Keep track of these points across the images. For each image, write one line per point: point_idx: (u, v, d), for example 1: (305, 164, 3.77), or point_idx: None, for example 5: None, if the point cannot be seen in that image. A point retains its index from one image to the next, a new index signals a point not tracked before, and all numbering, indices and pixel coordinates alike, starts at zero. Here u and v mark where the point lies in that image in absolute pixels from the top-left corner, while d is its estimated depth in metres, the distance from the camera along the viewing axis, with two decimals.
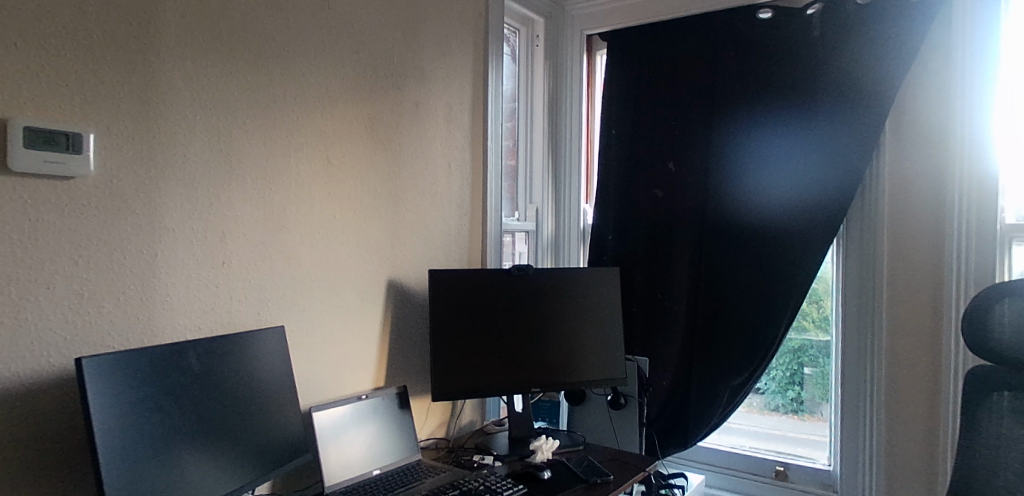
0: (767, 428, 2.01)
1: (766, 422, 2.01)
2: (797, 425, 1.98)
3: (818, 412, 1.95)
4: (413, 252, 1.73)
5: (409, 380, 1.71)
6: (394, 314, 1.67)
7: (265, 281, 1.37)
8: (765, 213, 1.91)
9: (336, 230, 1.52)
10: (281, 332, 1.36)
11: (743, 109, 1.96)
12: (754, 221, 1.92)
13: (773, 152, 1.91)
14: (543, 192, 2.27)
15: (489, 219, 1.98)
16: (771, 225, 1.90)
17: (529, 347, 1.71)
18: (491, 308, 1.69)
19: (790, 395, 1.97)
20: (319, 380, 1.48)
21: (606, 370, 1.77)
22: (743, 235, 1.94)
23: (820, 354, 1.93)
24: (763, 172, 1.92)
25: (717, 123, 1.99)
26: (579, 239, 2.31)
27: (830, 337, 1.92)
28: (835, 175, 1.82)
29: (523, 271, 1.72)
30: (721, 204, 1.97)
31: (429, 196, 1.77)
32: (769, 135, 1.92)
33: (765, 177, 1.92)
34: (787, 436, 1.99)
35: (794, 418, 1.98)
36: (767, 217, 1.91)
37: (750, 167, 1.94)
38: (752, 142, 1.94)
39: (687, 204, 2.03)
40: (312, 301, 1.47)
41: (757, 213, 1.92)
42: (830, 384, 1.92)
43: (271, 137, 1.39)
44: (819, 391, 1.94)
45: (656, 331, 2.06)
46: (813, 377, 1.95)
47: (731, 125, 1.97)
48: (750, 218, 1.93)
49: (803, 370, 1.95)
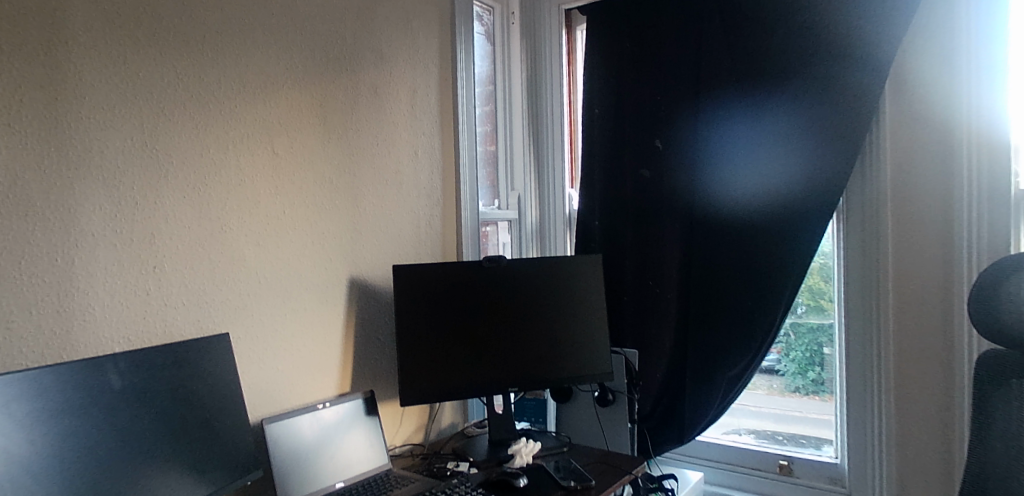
0: (780, 414, 1.87)
1: (788, 404, 1.86)
2: (820, 407, 1.83)
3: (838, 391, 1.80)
4: (378, 247, 1.62)
5: (378, 384, 1.61)
6: (357, 314, 1.56)
7: (205, 285, 1.27)
8: (737, 194, 1.81)
9: (286, 227, 1.41)
10: (227, 341, 1.26)
11: (717, 82, 1.84)
12: (727, 204, 1.82)
13: (755, 127, 1.79)
14: (524, 178, 2.15)
15: (464, 208, 1.86)
16: (760, 204, 1.77)
17: (506, 344, 1.60)
18: (463, 302, 1.58)
19: (810, 376, 1.83)
20: (272, 389, 1.38)
21: (590, 365, 1.65)
22: (735, 215, 1.81)
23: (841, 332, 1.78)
24: (732, 152, 1.82)
25: (691, 99, 1.88)
26: (565, 225, 2.16)
27: (831, 319, 1.79)
28: (808, 152, 1.71)
29: (495, 262, 1.60)
30: (710, 184, 1.84)
31: (393, 187, 1.66)
32: (737, 112, 1.81)
33: (744, 155, 1.80)
34: (809, 418, 1.85)
35: (816, 399, 1.83)
36: (759, 195, 1.77)
37: (740, 143, 1.80)
38: (720, 119, 1.83)
39: (674, 184, 1.90)
40: (262, 305, 1.36)
41: (729, 194, 1.82)
42: None
43: (206, 129, 1.27)
44: None
45: (647, 321, 1.93)
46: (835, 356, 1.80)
47: (702, 102, 1.86)
48: (741, 197, 1.80)
49: (823, 349, 1.80)
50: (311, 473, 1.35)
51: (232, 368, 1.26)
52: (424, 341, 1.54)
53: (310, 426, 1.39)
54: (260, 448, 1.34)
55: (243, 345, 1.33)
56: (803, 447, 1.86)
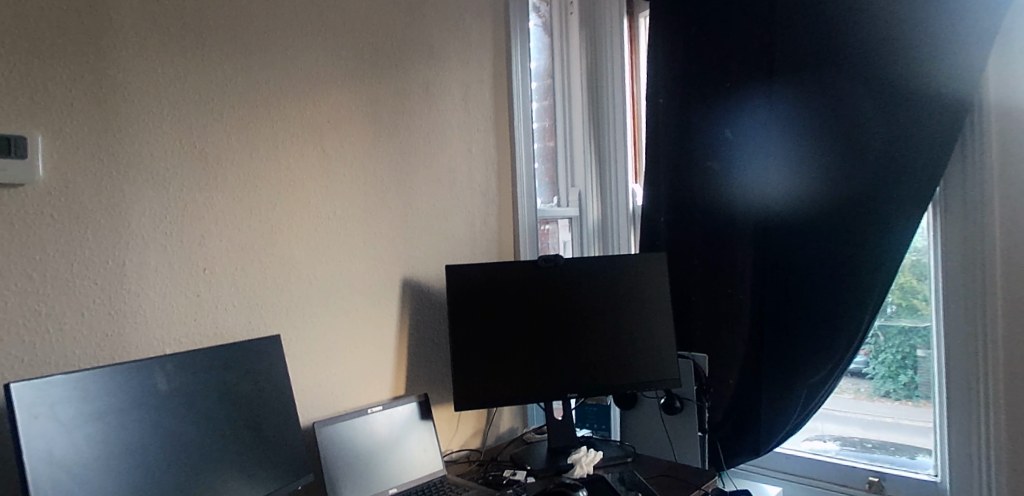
0: (870, 421, 1.72)
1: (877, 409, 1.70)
2: (912, 414, 1.66)
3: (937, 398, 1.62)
4: (430, 247, 1.57)
5: (434, 387, 1.56)
6: (411, 316, 1.52)
7: (255, 287, 1.25)
8: (748, 198, 1.77)
9: (334, 227, 1.38)
10: (277, 344, 1.24)
11: (735, 84, 1.80)
12: (739, 209, 1.79)
13: (764, 130, 1.75)
14: (585, 174, 2.07)
15: (520, 206, 1.79)
16: (831, 197, 1.64)
17: (565, 348, 1.52)
18: (519, 303, 1.51)
19: (901, 380, 1.67)
20: (325, 392, 1.35)
21: (656, 370, 1.55)
22: (786, 219, 1.70)
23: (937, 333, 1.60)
24: (744, 155, 1.79)
25: (708, 103, 1.85)
26: (628, 223, 2.04)
27: (923, 321, 1.62)
28: (817, 155, 1.66)
29: (552, 261, 1.53)
30: (785, 177, 1.71)
31: (446, 185, 1.61)
32: (748, 116, 1.78)
33: (755, 159, 1.77)
34: (901, 425, 1.68)
35: (908, 406, 1.66)
36: (842, 187, 1.62)
37: (819, 131, 1.66)
38: (732, 123, 1.80)
39: (731, 185, 1.80)
40: (313, 307, 1.34)
41: (740, 199, 1.78)
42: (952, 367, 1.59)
43: (254, 129, 1.26)
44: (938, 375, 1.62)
45: (718, 324, 1.80)
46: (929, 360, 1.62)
47: (716, 106, 1.83)
48: (821, 189, 1.65)
49: (916, 352, 1.64)
50: (361, 477, 1.31)
51: (283, 371, 1.24)
52: (478, 344, 1.49)
53: (362, 431, 1.35)
54: (312, 452, 1.32)
55: (294, 348, 1.30)
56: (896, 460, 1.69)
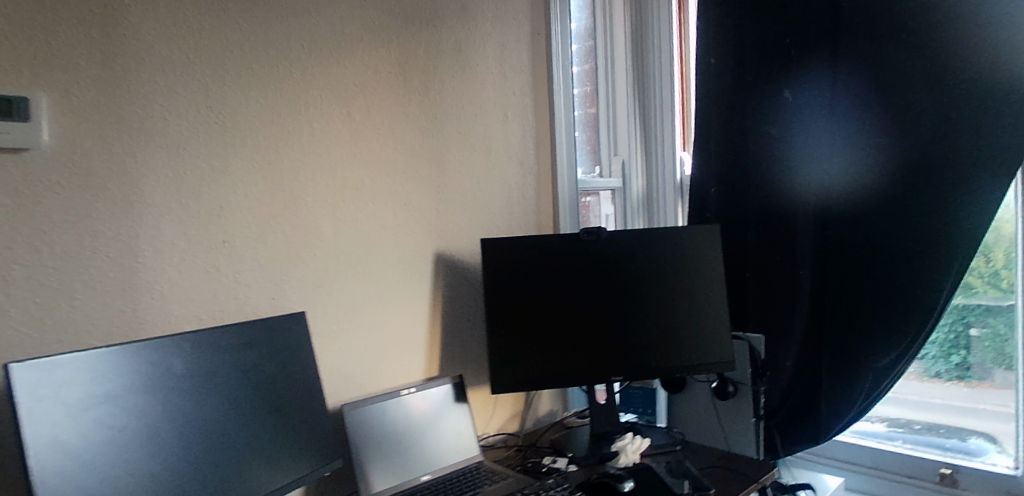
0: (946, 403, 1.58)
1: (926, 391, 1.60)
2: (964, 394, 1.56)
3: (989, 378, 1.53)
4: (464, 220, 1.47)
5: (469, 367, 1.48)
6: (444, 293, 1.43)
7: (279, 262, 1.17)
8: (807, 175, 1.63)
9: (362, 198, 1.29)
10: (302, 322, 1.16)
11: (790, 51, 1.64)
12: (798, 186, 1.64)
13: (826, 101, 1.60)
14: (629, 142, 1.94)
15: (560, 176, 1.68)
16: (901, 166, 1.49)
17: (608, 327, 1.41)
18: (559, 279, 1.41)
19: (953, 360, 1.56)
20: (354, 373, 1.28)
21: (707, 353, 1.43)
22: (853, 197, 1.56)
23: (990, 313, 1.51)
24: (803, 129, 1.64)
25: (760, 73, 1.70)
26: (676, 194, 1.91)
27: (975, 298, 1.52)
28: (887, 126, 1.51)
29: (594, 234, 1.42)
30: (852, 148, 1.56)
31: (481, 153, 1.51)
32: (806, 86, 1.63)
33: (816, 133, 1.62)
34: (956, 407, 1.57)
35: (960, 386, 1.56)
36: (915, 155, 1.47)
37: (900, 90, 1.49)
38: (789, 94, 1.65)
39: (789, 161, 1.66)
40: (340, 284, 1.26)
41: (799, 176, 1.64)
42: (1008, 348, 1.49)
43: (275, 92, 1.17)
44: (991, 355, 1.52)
45: (776, 302, 1.66)
46: (982, 339, 1.53)
47: (770, 75, 1.68)
48: (891, 160, 1.50)
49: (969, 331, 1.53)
50: (392, 463, 1.24)
51: (309, 350, 1.17)
52: (515, 322, 1.39)
53: (393, 414, 1.28)
54: (340, 436, 1.25)
55: (321, 326, 1.23)
56: (943, 447, 1.60)
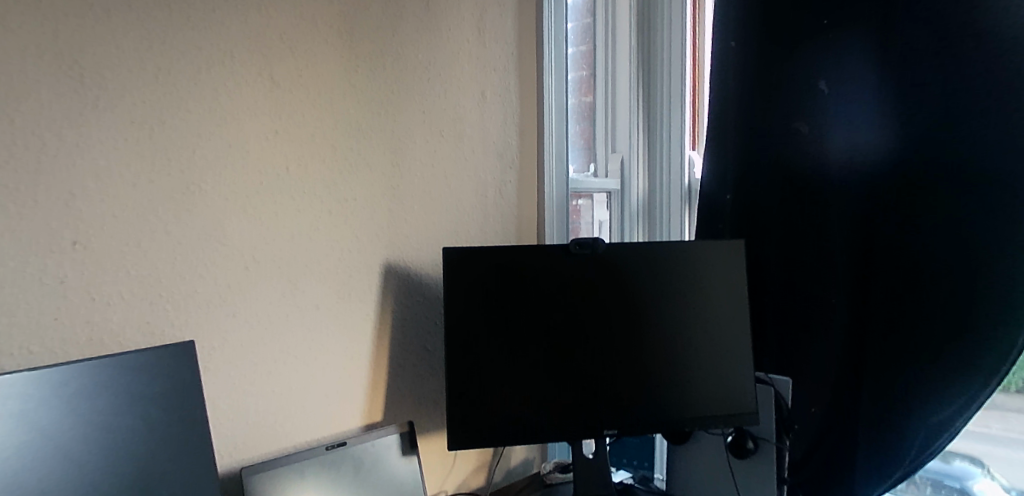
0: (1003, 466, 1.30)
1: None
2: None
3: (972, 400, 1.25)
4: (425, 223, 1.16)
5: (424, 410, 1.17)
6: (394, 316, 1.11)
7: (157, 272, 0.86)
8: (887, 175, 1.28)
9: (282, 191, 0.97)
10: (191, 359, 0.84)
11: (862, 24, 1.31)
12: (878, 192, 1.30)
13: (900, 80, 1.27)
14: (630, 137, 1.64)
15: (549, 173, 1.37)
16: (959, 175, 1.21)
17: (600, 367, 1.11)
18: (539, 302, 1.11)
19: None
20: (263, 422, 0.96)
21: (726, 401, 1.14)
22: (953, 200, 1.21)
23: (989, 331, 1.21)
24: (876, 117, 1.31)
25: (822, 54, 1.36)
26: (682, 200, 1.62)
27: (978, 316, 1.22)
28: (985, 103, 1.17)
29: (588, 248, 1.12)
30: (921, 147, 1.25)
31: (449, 141, 1.20)
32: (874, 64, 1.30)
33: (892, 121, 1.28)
34: None
35: None
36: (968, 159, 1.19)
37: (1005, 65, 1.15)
38: (854, 77, 1.33)
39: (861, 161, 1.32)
40: (245, 302, 0.94)
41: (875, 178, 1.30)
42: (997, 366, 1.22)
43: (165, 42, 0.86)
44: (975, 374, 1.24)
45: (803, 335, 1.39)
46: None
47: (831, 57, 1.35)
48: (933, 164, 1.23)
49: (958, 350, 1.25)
50: None
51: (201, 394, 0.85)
52: (480, 356, 1.09)
53: (314, 477, 0.97)
54: None
55: (217, 360, 0.91)
56: (925, 469, 1.37)
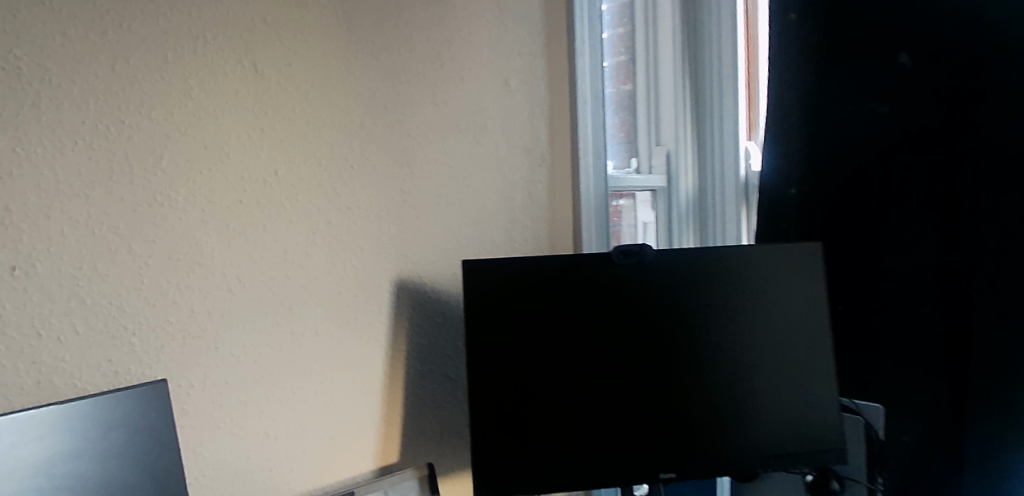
0: None
1: None
2: None
3: None
4: (442, 231, 1.00)
5: (447, 449, 1.00)
6: (410, 341, 0.96)
7: (119, 301, 0.72)
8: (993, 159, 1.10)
9: (268, 200, 0.83)
10: (160, 397, 0.72)
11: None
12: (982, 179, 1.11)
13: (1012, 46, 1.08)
14: (677, 128, 1.44)
15: (584, 170, 1.17)
16: None
17: (653, 398, 0.94)
18: (576, 322, 0.94)
19: None
20: (254, 470, 0.82)
21: (808, 436, 0.95)
22: None
23: None
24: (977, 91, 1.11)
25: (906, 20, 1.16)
26: (739, 196, 1.43)
27: None
28: None
29: (636, 256, 0.94)
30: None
31: (468, 136, 1.04)
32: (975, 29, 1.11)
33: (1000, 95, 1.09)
34: None
35: None
36: None
37: None
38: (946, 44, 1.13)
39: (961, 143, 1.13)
40: (230, 331, 0.80)
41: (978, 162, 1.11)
42: None
43: (121, 26, 0.72)
44: None
45: (890, 350, 1.19)
46: None
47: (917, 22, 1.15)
48: None
49: None
50: None
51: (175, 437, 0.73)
52: (509, 386, 0.93)
53: None
54: None
55: (196, 400, 0.77)
56: None
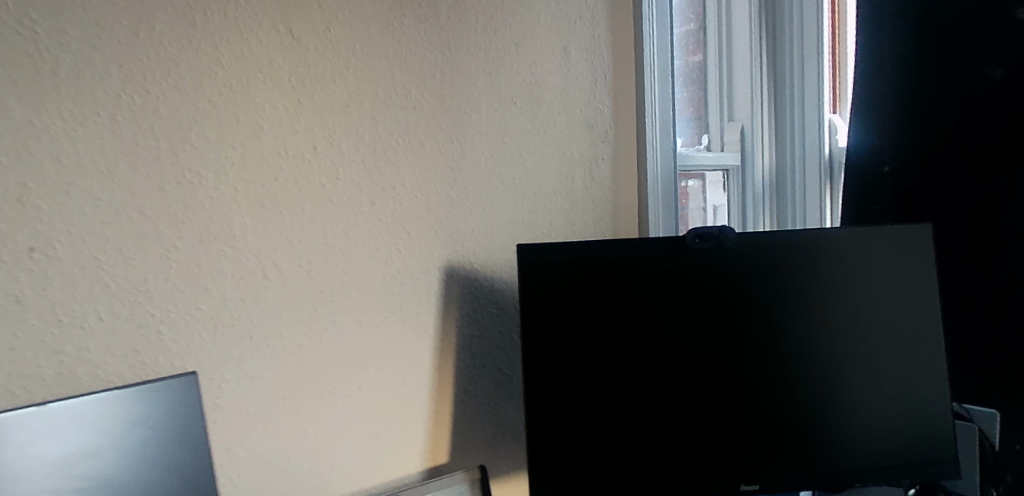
0: None
1: None
2: None
3: None
4: (495, 214, 0.91)
5: (502, 449, 0.92)
6: (459, 333, 0.87)
7: (146, 286, 0.67)
8: None
9: (307, 178, 0.75)
10: (191, 395, 0.66)
11: None
12: None
13: None
14: (753, 101, 1.32)
15: (652, 146, 1.07)
16: None
17: (733, 398, 0.83)
18: (645, 313, 0.84)
19: None
20: (292, 470, 0.76)
21: (915, 445, 0.83)
22: None
23: None
24: None
25: None
26: (823, 174, 1.31)
27: None
28: None
29: (713, 240, 0.83)
30: None
31: (525, 110, 0.94)
32: None
33: None
34: None
35: None
36: None
37: None
38: None
39: None
40: (265, 321, 0.73)
41: None
42: None
43: None
44: None
45: (1001, 348, 1.05)
46: None
47: None
48: None
49: None
50: None
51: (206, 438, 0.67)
52: (570, 384, 0.84)
53: None
54: None
55: (230, 395, 0.71)
56: None
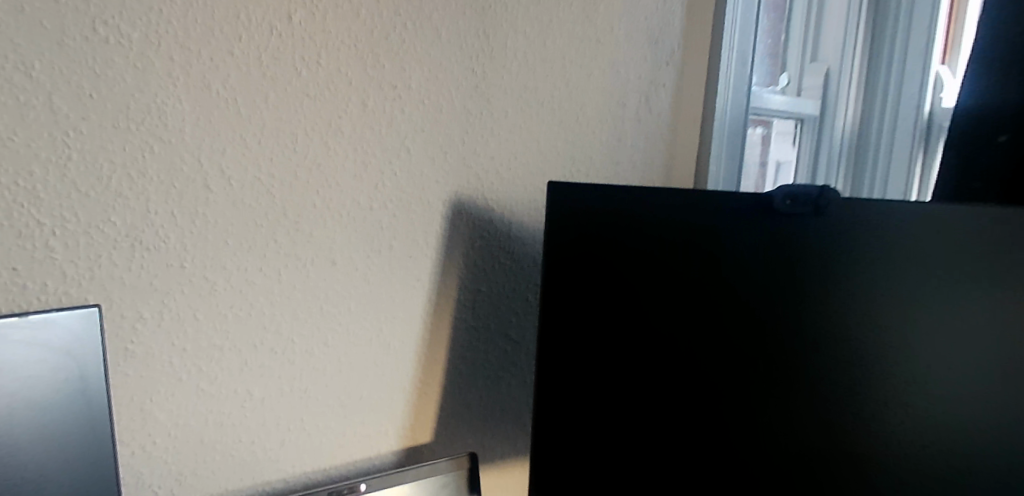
0: None
1: None
2: None
3: None
4: (524, 137, 0.69)
5: (500, 430, 0.74)
6: (460, 288, 0.68)
7: (31, 182, 0.47)
8: None
9: (276, 57, 0.54)
10: (92, 336, 0.47)
11: None
12: None
13: None
14: (844, 41, 1.08)
15: (726, 79, 0.83)
16: None
17: (813, 429, 0.60)
18: (703, 297, 0.61)
19: None
20: (229, 441, 0.59)
21: None
22: None
23: None
24: None
25: None
26: (918, 140, 1.08)
27: None
28: None
29: (808, 203, 0.59)
30: None
31: (579, 6, 0.71)
32: None
33: None
34: None
35: None
36: None
37: None
38: None
39: None
40: (203, 247, 0.54)
41: None
42: None
43: None
44: None
45: None
46: None
47: None
48: None
49: None
50: None
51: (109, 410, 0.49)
52: (590, 377, 0.63)
53: None
54: None
55: (148, 339, 0.53)
56: None
